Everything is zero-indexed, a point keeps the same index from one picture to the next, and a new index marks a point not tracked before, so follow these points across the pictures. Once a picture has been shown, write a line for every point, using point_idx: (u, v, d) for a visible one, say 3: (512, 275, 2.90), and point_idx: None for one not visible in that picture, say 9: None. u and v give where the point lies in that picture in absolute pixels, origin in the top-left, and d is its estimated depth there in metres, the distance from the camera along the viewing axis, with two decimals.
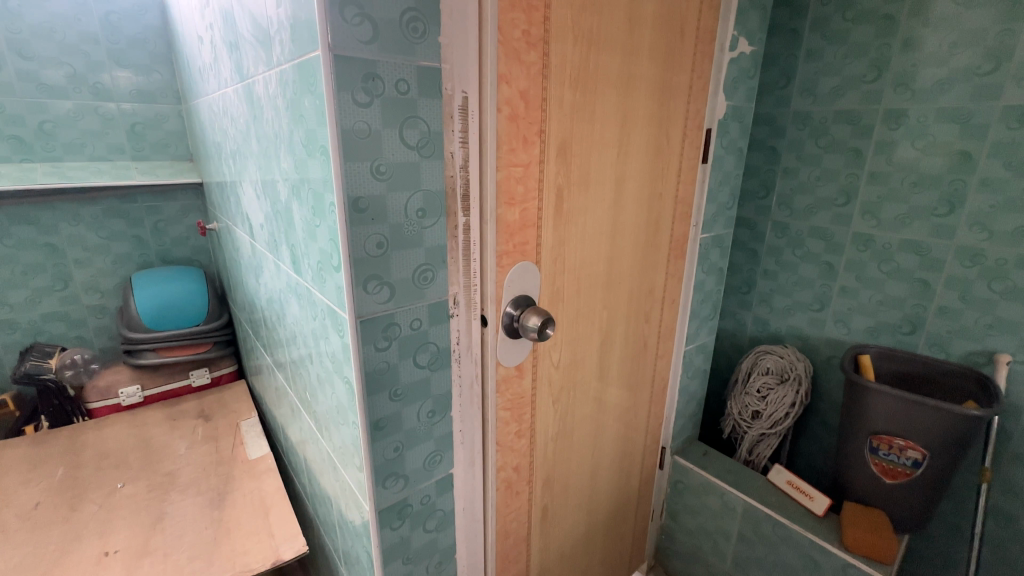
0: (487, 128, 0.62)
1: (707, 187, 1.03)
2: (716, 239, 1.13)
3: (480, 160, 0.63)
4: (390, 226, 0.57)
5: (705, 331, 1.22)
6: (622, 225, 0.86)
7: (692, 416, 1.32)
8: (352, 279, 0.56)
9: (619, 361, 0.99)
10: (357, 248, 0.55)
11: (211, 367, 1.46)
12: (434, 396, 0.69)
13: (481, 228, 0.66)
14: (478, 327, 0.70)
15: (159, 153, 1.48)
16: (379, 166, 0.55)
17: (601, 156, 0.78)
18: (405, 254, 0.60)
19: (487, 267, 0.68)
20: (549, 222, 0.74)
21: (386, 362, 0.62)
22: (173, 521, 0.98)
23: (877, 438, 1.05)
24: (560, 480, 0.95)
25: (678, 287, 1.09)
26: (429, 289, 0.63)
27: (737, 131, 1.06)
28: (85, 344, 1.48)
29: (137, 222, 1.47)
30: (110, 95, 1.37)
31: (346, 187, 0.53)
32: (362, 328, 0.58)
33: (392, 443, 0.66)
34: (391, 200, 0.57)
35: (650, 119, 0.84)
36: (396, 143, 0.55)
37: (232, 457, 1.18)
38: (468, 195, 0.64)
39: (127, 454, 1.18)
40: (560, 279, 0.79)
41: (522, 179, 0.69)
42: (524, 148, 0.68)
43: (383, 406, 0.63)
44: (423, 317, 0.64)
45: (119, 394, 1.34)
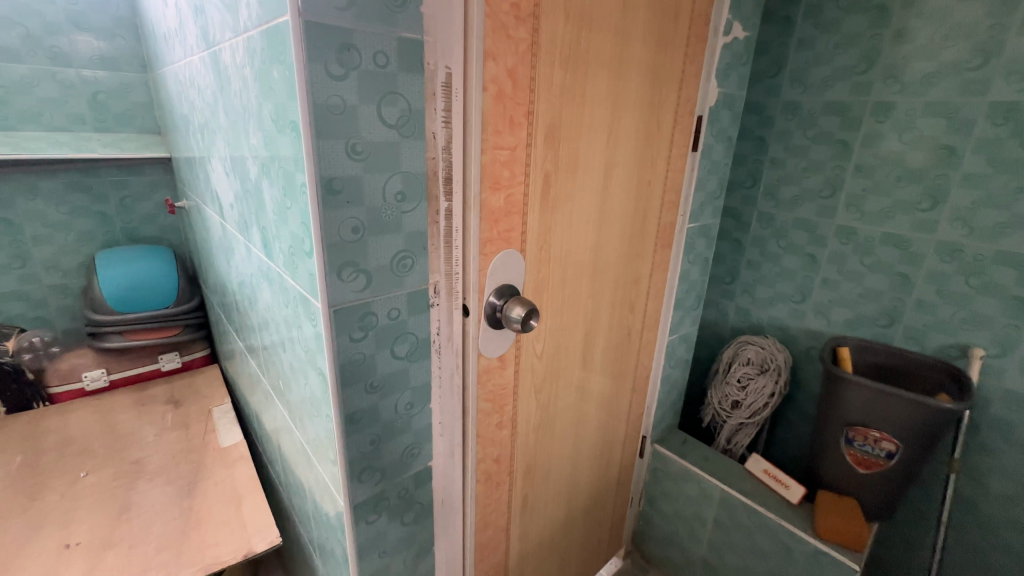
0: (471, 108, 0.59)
1: (696, 175, 1.02)
2: (702, 229, 1.12)
3: (464, 142, 0.60)
4: (367, 211, 0.54)
5: (688, 321, 1.22)
6: (609, 215, 0.84)
7: (673, 405, 1.33)
8: (326, 265, 0.53)
9: (602, 352, 0.98)
10: (331, 233, 0.52)
11: (181, 351, 1.41)
12: (412, 387, 0.66)
13: (465, 213, 0.63)
14: (459, 317, 0.68)
15: (125, 125, 1.39)
16: (355, 145, 0.51)
17: (590, 143, 0.75)
18: (383, 240, 0.57)
19: (469, 255, 0.65)
20: (535, 208, 0.71)
21: (362, 353, 0.59)
22: (139, 511, 0.95)
23: (852, 429, 1.07)
24: (541, 471, 0.94)
25: (664, 276, 1.07)
26: (407, 278, 0.60)
27: (727, 119, 1.04)
28: (46, 325, 1.40)
29: (101, 197, 1.39)
30: (69, 60, 1.28)
31: (320, 168, 0.49)
32: (336, 318, 0.55)
33: (368, 437, 0.63)
34: (369, 182, 0.53)
35: (640, 105, 0.81)
36: (374, 121, 0.52)
37: (203, 444, 1.14)
38: (451, 179, 0.60)
39: (92, 441, 1.13)
40: (545, 269, 0.77)
41: (507, 163, 0.66)
42: (511, 130, 0.64)
43: (359, 399, 0.61)
44: (401, 306, 0.61)
45: (84, 378, 1.28)
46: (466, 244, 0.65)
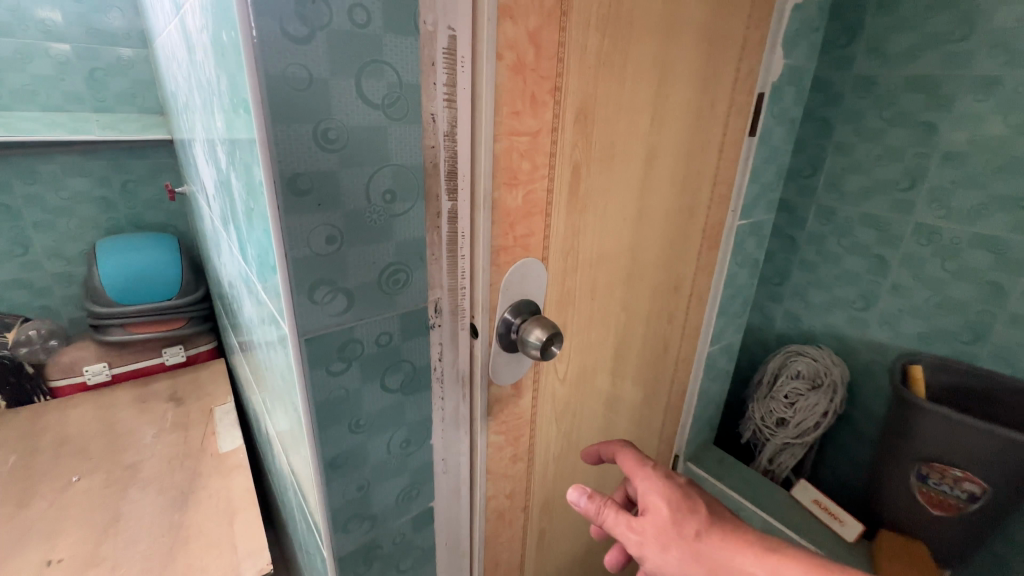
0: (484, 82, 0.46)
1: (752, 164, 0.86)
2: (754, 226, 0.96)
3: (473, 125, 0.47)
4: (345, 215, 0.42)
5: (732, 330, 1.07)
6: (649, 213, 0.70)
7: (711, 420, 1.19)
8: (293, 285, 0.42)
9: (634, 369, 0.85)
10: (298, 244, 0.41)
11: (186, 344, 1.34)
12: (408, 423, 0.55)
13: (474, 215, 0.51)
14: (466, 340, 0.56)
15: (125, 105, 1.31)
16: (327, 130, 0.39)
17: (631, 126, 0.61)
18: (368, 251, 0.45)
19: (478, 265, 0.53)
20: (560, 207, 0.58)
21: (344, 388, 0.48)
22: (128, 524, 0.88)
23: (925, 463, 0.91)
24: (561, 502, 0.82)
25: (708, 281, 0.93)
26: (400, 296, 0.49)
27: (791, 98, 0.88)
28: (51, 314, 1.35)
29: (103, 181, 1.32)
30: (63, 35, 1.20)
31: (279, 162, 0.37)
32: (309, 348, 0.44)
33: (355, 482, 0.53)
34: (347, 178, 0.41)
35: (693, 79, 0.67)
36: (352, 98, 0.39)
37: (201, 449, 1.07)
38: (456, 173, 0.48)
39: (89, 440, 1.07)
40: (571, 279, 0.64)
41: (528, 152, 0.53)
42: (532, 111, 0.51)
43: (341, 440, 0.50)
44: (394, 331, 0.50)
45: (84, 372, 1.22)
46: (474, 252, 0.52)
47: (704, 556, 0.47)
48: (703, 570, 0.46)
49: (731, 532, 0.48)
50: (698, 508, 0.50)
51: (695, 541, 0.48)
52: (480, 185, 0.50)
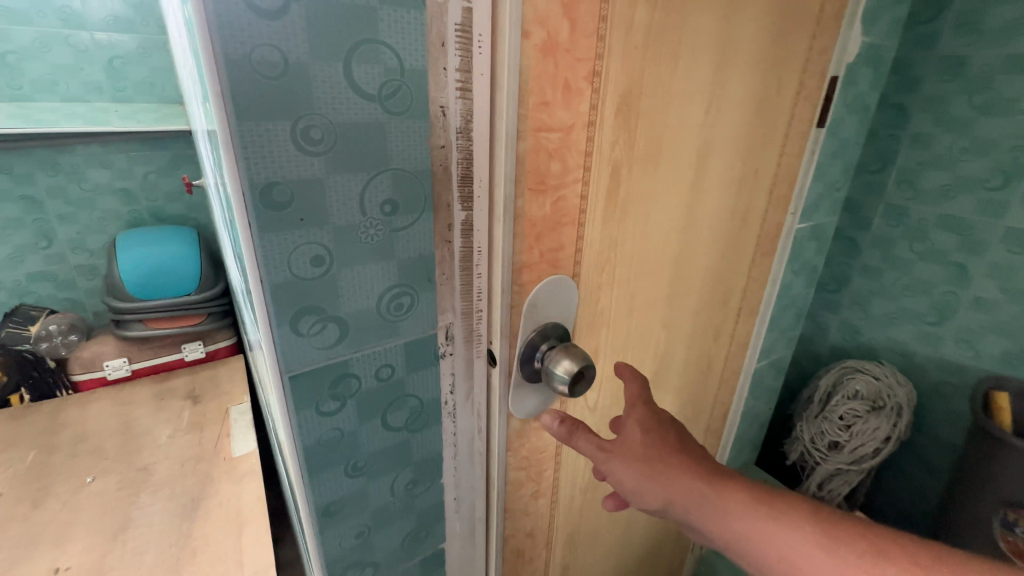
0: (506, 66, 0.37)
1: (817, 160, 0.74)
2: (814, 229, 0.84)
3: (492, 120, 0.38)
4: (335, 232, 0.35)
5: (783, 344, 0.96)
6: (698, 219, 0.60)
7: (754, 440, 1.08)
8: (274, 316, 0.35)
9: (672, 392, 0.76)
10: (277, 267, 0.33)
11: (205, 340, 1.32)
12: (415, 462, 0.49)
13: (493, 228, 0.42)
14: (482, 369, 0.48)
15: (144, 94, 1.28)
16: (310, 128, 0.31)
17: (681, 118, 0.51)
18: (364, 273, 0.38)
19: (495, 286, 0.45)
20: (596, 216, 0.48)
21: (338, 429, 0.41)
22: (137, 532, 0.85)
23: (1009, 508, 0.80)
24: (587, 535, 0.75)
25: (761, 292, 0.82)
26: (404, 322, 0.41)
27: (866, 82, 0.76)
28: (76, 307, 1.35)
29: (124, 173, 1.30)
30: (82, 23, 1.16)
31: (247, 169, 0.30)
32: (295, 386, 0.38)
33: (353, 528, 0.47)
34: (335, 187, 0.34)
35: (757, 61, 0.56)
36: (341, 89, 0.32)
37: (214, 452, 1.04)
38: (471, 178, 0.40)
39: (106, 439, 1.06)
40: (606, 297, 0.55)
41: (558, 151, 0.42)
42: (565, 101, 0.41)
43: (336, 486, 0.44)
44: (397, 362, 0.42)
45: (105, 366, 1.22)
46: (491, 272, 0.44)
47: (663, 477, 0.45)
48: (658, 488, 0.45)
49: (689, 456, 0.46)
50: (669, 436, 0.47)
51: (649, 460, 0.46)
52: (500, 193, 0.41)
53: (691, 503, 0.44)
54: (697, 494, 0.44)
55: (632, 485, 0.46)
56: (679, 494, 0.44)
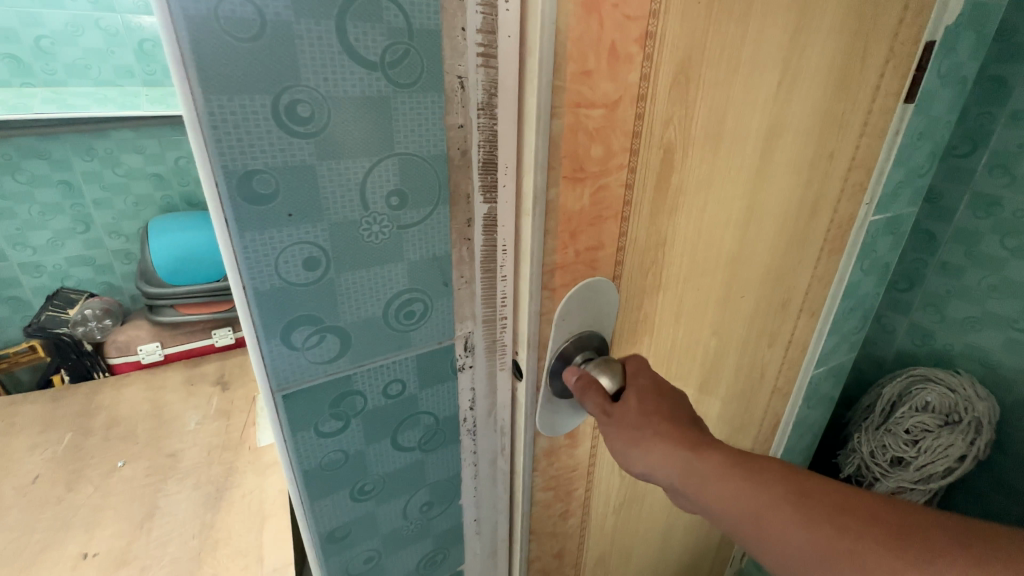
0: (537, 22, 0.29)
1: (901, 142, 0.64)
2: (890, 222, 0.73)
3: (523, 93, 0.31)
4: (331, 229, 0.29)
5: (845, 349, 0.86)
6: (759, 212, 0.52)
7: (805, 452, 0.99)
8: (261, 326, 0.30)
9: (718, 404, 0.68)
10: (261, 270, 0.28)
11: (235, 326, 1.31)
12: (430, 483, 0.44)
13: (521, 225, 0.35)
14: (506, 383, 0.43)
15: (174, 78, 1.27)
16: (296, 104, 0.26)
17: (747, 93, 0.42)
18: (367, 276, 0.32)
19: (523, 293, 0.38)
20: (642, 208, 0.41)
21: (343, 450, 0.37)
22: (163, 521, 0.85)
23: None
24: (619, 554, 0.68)
25: (825, 292, 0.72)
26: (416, 332, 0.36)
27: (966, 49, 0.64)
28: (114, 291, 1.37)
29: (156, 157, 1.29)
30: (112, 5, 1.15)
31: (220, 155, 0.25)
32: (290, 406, 0.33)
33: (362, 553, 0.42)
34: (329, 176, 0.28)
35: (842, 23, 0.46)
36: (334, 55, 0.26)
37: (240, 441, 1.03)
38: (494, 164, 0.33)
39: (137, 423, 1.07)
40: (650, 302, 0.48)
41: (598, 131, 0.35)
42: (610, 70, 0.33)
43: (341, 511, 0.39)
44: (408, 377, 0.37)
45: (139, 351, 1.24)
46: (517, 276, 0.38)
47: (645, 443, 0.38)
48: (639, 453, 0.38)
49: (680, 425, 0.39)
50: (661, 405, 0.40)
51: (637, 425, 0.39)
52: (529, 184, 0.34)
53: (677, 469, 0.37)
54: (681, 461, 0.37)
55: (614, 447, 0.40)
56: (662, 459, 0.37)
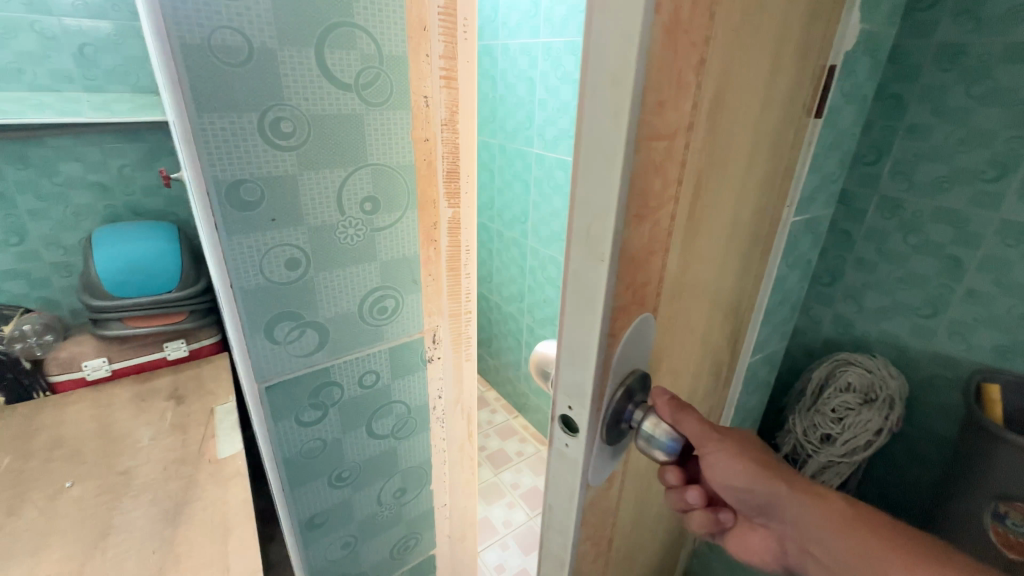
0: (606, 20, 0.21)
1: (814, 153, 0.72)
2: (809, 223, 0.82)
3: (583, 112, 0.23)
4: (311, 233, 0.33)
5: (778, 338, 0.94)
6: (761, 231, 0.50)
7: None
8: (245, 322, 0.32)
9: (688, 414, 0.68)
10: (244, 270, 0.31)
11: (189, 339, 1.28)
12: (403, 470, 0.47)
13: (583, 280, 0.26)
14: (559, 470, 0.32)
15: (118, 84, 1.23)
16: (280, 120, 0.29)
17: (763, 108, 0.37)
18: (343, 275, 0.35)
19: (577, 361, 0.28)
20: (689, 244, 0.34)
21: (321, 438, 0.39)
22: (118, 539, 0.83)
23: (999, 552, 0.60)
24: None
25: (758, 288, 0.80)
26: (389, 326, 0.39)
27: (865, 72, 0.73)
28: (51, 306, 1.30)
29: (98, 166, 1.25)
30: (49, 8, 1.10)
31: (209, 166, 0.27)
32: (272, 397, 0.35)
33: (341, 539, 0.45)
34: (309, 184, 0.31)
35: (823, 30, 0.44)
36: (314, 79, 0.29)
37: (198, 455, 1.01)
38: (457, 173, 0.38)
39: (84, 443, 1.02)
40: (685, 345, 0.41)
41: (664, 164, 0.26)
42: (679, 92, 0.25)
43: (320, 497, 0.42)
44: (381, 368, 0.40)
45: (84, 367, 1.17)
46: (565, 338, 0.28)
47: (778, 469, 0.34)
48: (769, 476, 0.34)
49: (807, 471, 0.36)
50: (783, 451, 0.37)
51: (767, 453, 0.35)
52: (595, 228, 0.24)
53: (825, 525, 0.32)
54: (813, 495, 0.34)
55: (735, 487, 0.35)
56: (808, 510, 0.33)
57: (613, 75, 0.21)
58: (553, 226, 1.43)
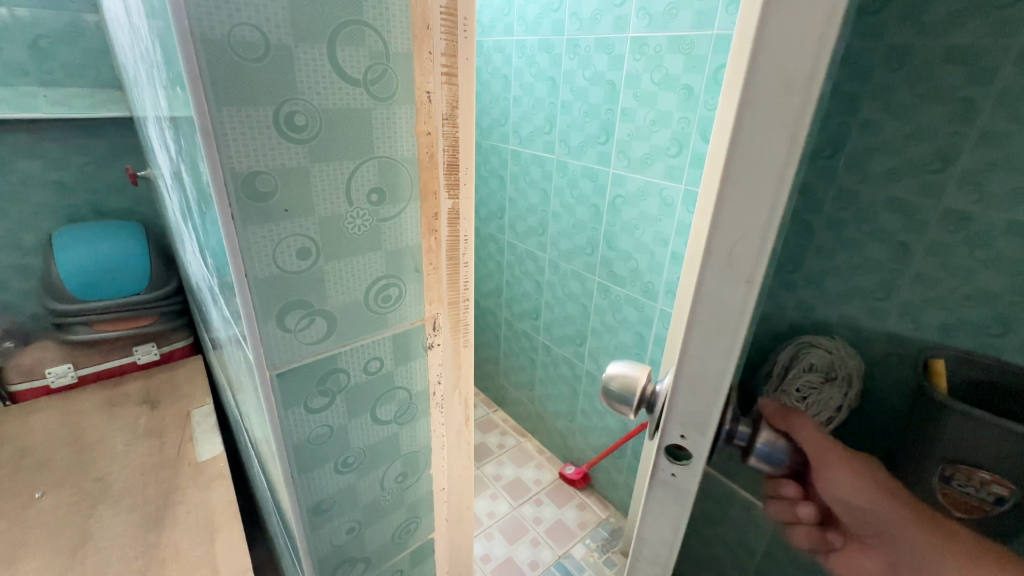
0: (782, 17, 0.17)
1: None
2: None
3: (742, 121, 0.19)
4: (320, 223, 0.34)
5: None
6: None
7: None
8: (258, 310, 0.33)
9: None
10: (257, 260, 0.32)
11: (159, 342, 1.24)
12: (404, 455, 0.48)
13: (717, 307, 0.22)
14: (662, 502, 0.28)
15: (77, 78, 1.17)
16: (293, 114, 0.30)
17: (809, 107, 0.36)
18: (351, 264, 0.37)
19: (698, 392, 0.24)
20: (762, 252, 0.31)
21: (328, 425, 0.40)
22: (98, 546, 0.80)
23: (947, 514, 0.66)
24: None
25: None
26: (392, 314, 0.41)
27: None
28: (9, 311, 1.24)
29: (58, 163, 1.19)
30: None
31: (226, 158, 0.28)
32: (283, 384, 0.36)
33: (345, 524, 0.46)
34: (319, 176, 0.32)
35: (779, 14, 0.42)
36: (326, 75, 0.30)
37: (177, 459, 0.99)
38: (456, 166, 0.39)
39: (53, 451, 0.98)
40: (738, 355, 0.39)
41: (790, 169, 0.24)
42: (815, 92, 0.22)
43: (325, 483, 0.43)
44: (385, 354, 0.42)
45: (47, 374, 1.13)
46: (686, 366, 0.24)
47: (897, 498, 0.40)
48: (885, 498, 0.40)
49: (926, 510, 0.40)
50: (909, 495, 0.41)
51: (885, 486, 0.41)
52: (740, 251, 0.21)
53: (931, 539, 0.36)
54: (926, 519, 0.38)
55: (850, 502, 0.40)
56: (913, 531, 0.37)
57: (785, 84, 0.18)
58: (529, 221, 1.46)
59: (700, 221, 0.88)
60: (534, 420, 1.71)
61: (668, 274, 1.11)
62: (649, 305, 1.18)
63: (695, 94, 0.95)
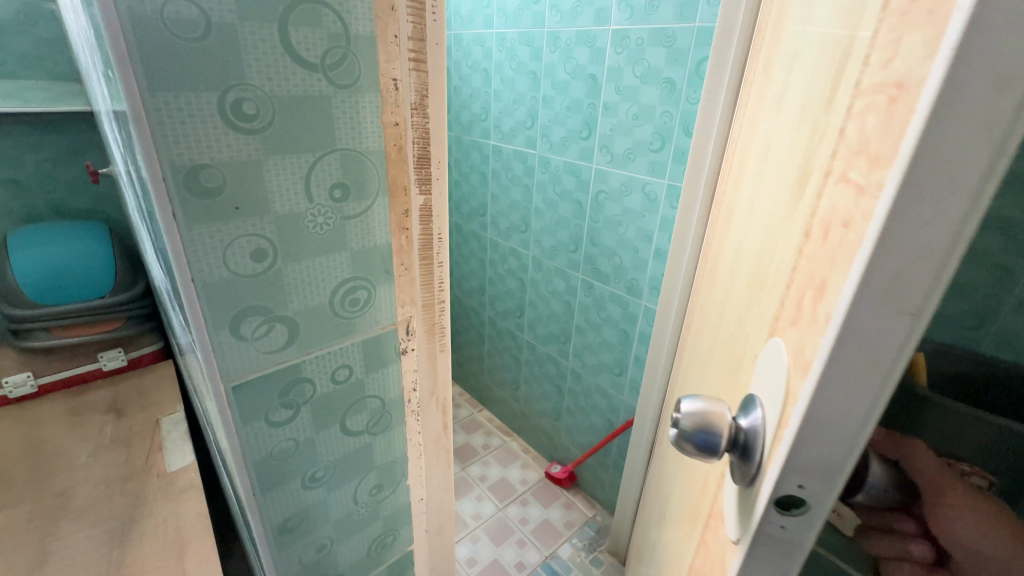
0: None
1: None
2: None
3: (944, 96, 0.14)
4: (277, 221, 0.31)
5: None
6: None
7: None
8: (209, 316, 0.30)
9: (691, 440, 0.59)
10: (205, 263, 0.29)
11: (127, 347, 1.19)
12: (378, 466, 0.45)
13: (867, 340, 0.17)
14: (764, 561, 0.22)
15: (32, 70, 1.10)
16: (242, 101, 0.27)
17: None
18: (314, 266, 0.34)
19: (829, 440, 0.19)
20: None
21: (293, 438, 0.38)
22: (57, 564, 0.75)
23: None
24: None
25: None
26: (361, 319, 0.38)
27: None
28: None
29: (13, 161, 1.13)
30: None
31: (164, 149, 0.25)
32: (240, 397, 0.33)
33: (316, 542, 0.44)
34: (274, 170, 0.30)
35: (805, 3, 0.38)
36: (277, 57, 0.27)
37: (145, 469, 0.95)
38: (428, 159, 0.37)
39: (10, 465, 0.93)
40: None
41: None
42: None
43: (292, 500, 0.40)
44: (354, 361, 0.39)
45: (4, 383, 1.05)
46: (817, 408, 0.18)
47: None
48: None
49: None
50: None
51: None
52: (913, 273, 0.15)
53: None
54: None
55: None
56: None
57: (1001, 70, 0.13)
58: (512, 218, 1.44)
59: (685, 217, 0.87)
60: (519, 419, 1.69)
61: (652, 271, 1.10)
62: (634, 302, 1.16)
63: (677, 87, 0.94)
